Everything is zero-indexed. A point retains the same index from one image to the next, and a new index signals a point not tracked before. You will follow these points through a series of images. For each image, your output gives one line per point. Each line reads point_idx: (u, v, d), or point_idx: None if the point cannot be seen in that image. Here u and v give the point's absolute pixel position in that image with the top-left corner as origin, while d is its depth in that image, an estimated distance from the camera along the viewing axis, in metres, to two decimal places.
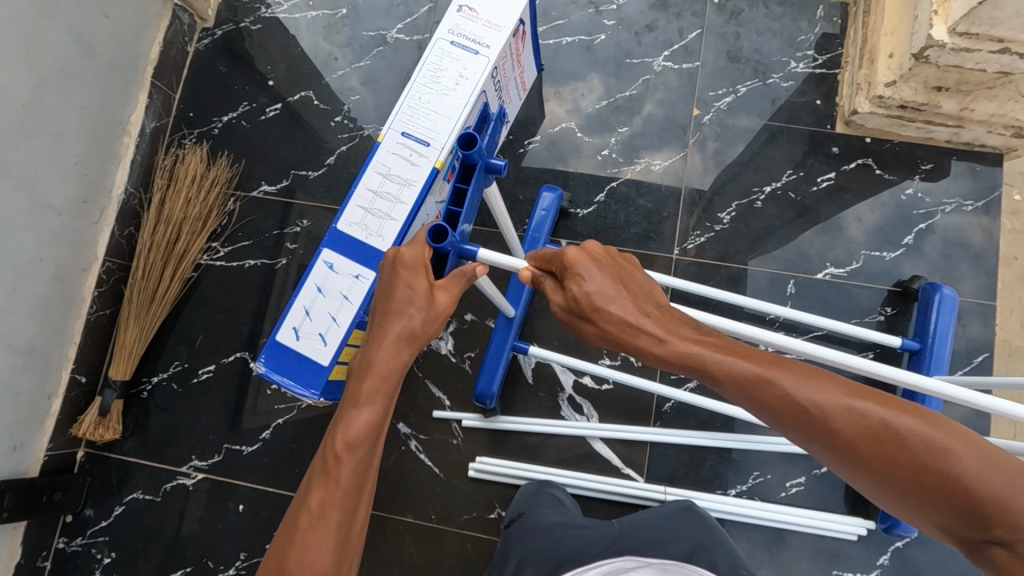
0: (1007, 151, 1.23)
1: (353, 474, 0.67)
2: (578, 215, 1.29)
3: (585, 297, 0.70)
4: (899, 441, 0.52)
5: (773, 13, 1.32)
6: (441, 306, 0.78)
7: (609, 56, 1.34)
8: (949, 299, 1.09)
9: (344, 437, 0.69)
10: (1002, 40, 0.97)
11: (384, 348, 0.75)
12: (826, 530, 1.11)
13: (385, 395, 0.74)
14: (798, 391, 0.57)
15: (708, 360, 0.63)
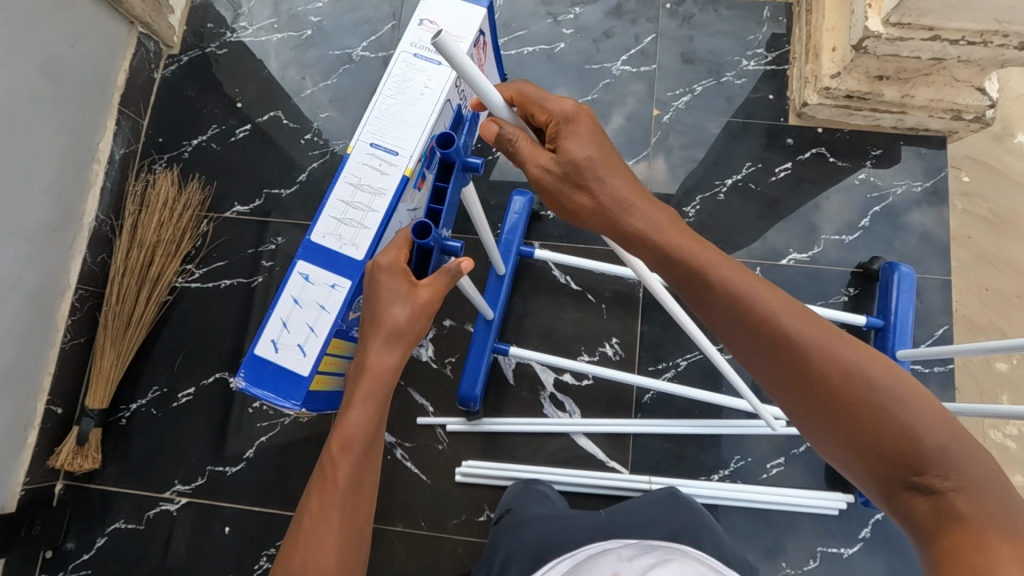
0: (950, 134, 1.30)
1: (348, 475, 0.70)
2: (549, 217, 1.32)
3: (566, 160, 0.70)
4: (865, 382, 0.57)
5: (723, 16, 1.38)
6: (425, 301, 0.78)
7: (569, 63, 1.39)
8: (907, 277, 1.14)
9: (337, 444, 0.72)
10: (932, 28, 1.03)
11: (376, 349, 0.77)
12: (808, 507, 1.13)
13: (377, 398, 0.76)
14: (787, 322, 0.61)
15: (703, 271, 0.66)
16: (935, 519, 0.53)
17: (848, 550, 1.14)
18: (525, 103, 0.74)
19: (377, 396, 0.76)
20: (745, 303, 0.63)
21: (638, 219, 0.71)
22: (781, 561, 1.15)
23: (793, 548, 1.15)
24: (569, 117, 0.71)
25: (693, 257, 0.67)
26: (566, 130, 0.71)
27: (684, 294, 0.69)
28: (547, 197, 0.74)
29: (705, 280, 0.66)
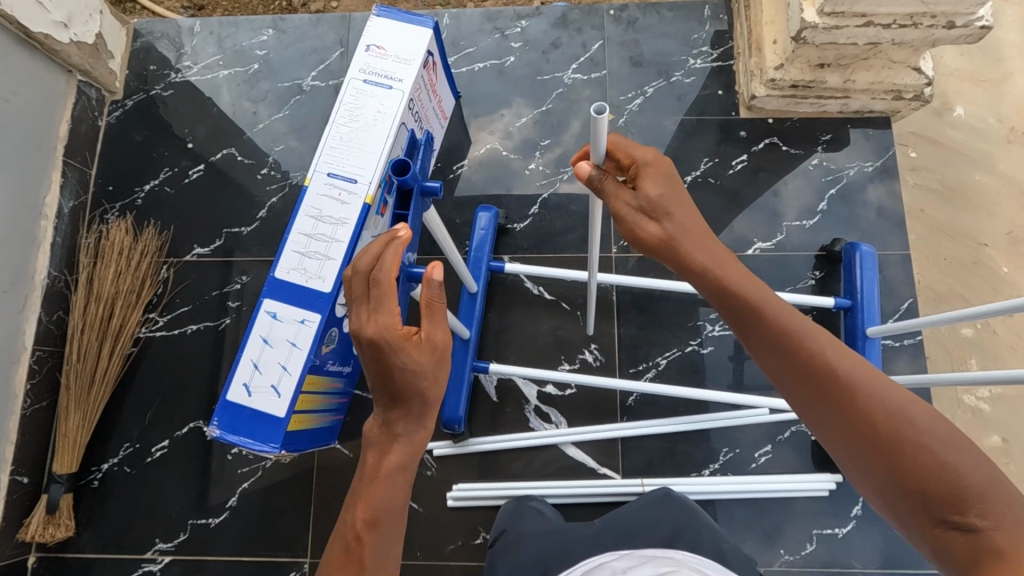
0: (893, 114, 1.34)
1: (377, 559, 0.61)
2: (516, 230, 1.32)
3: (646, 199, 0.71)
4: (902, 421, 0.57)
5: (666, 18, 1.41)
6: (437, 366, 0.68)
7: (521, 75, 1.40)
8: (869, 256, 1.17)
9: (357, 536, 0.62)
10: (864, 15, 1.07)
11: (399, 424, 0.67)
12: (798, 491, 1.15)
13: (400, 484, 0.66)
14: (828, 351, 0.62)
15: (747, 296, 0.68)
16: (971, 557, 0.52)
17: (842, 529, 1.15)
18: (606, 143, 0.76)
19: (399, 482, 0.66)
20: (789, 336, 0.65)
21: (701, 253, 0.70)
22: (779, 548, 1.15)
23: (790, 533, 1.16)
24: (654, 160, 0.72)
25: (739, 285, 0.69)
26: (644, 168, 0.72)
27: (729, 320, 0.71)
28: (625, 233, 0.74)
29: (753, 312, 0.67)
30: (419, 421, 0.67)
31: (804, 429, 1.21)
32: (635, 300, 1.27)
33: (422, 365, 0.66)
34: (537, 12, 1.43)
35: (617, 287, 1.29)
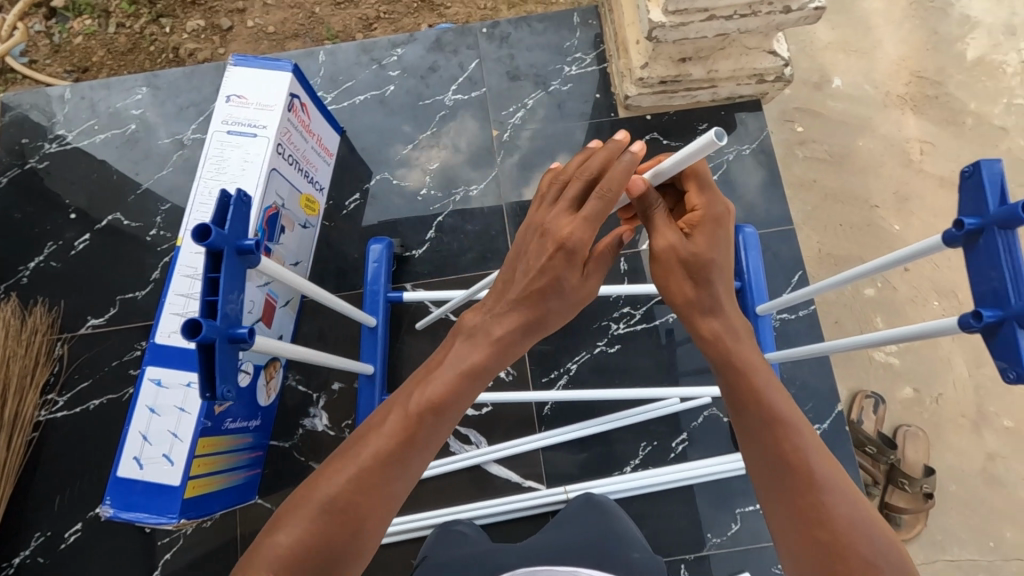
0: (761, 96, 1.38)
1: (415, 458, 0.73)
2: (415, 257, 1.33)
3: (693, 247, 0.79)
4: (863, 539, 0.65)
5: (536, 30, 1.44)
6: (587, 293, 0.82)
7: (402, 103, 1.41)
8: (752, 237, 1.22)
9: (398, 440, 0.72)
10: (706, 9, 1.11)
11: (477, 356, 0.79)
12: (715, 474, 1.18)
13: (447, 420, 0.76)
14: (814, 451, 0.71)
15: (757, 383, 0.75)
16: None
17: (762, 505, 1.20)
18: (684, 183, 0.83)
19: (449, 418, 0.77)
20: (785, 428, 0.72)
21: (718, 324, 0.79)
22: (707, 533, 1.19)
23: (714, 516, 1.19)
24: (718, 216, 0.80)
25: (751, 362, 0.77)
26: (708, 220, 0.80)
27: (731, 404, 0.77)
28: (656, 267, 0.80)
29: (759, 397, 0.74)
30: (497, 355, 0.80)
31: (715, 412, 1.24)
32: None
33: (571, 290, 0.80)
34: (411, 38, 1.44)
35: None
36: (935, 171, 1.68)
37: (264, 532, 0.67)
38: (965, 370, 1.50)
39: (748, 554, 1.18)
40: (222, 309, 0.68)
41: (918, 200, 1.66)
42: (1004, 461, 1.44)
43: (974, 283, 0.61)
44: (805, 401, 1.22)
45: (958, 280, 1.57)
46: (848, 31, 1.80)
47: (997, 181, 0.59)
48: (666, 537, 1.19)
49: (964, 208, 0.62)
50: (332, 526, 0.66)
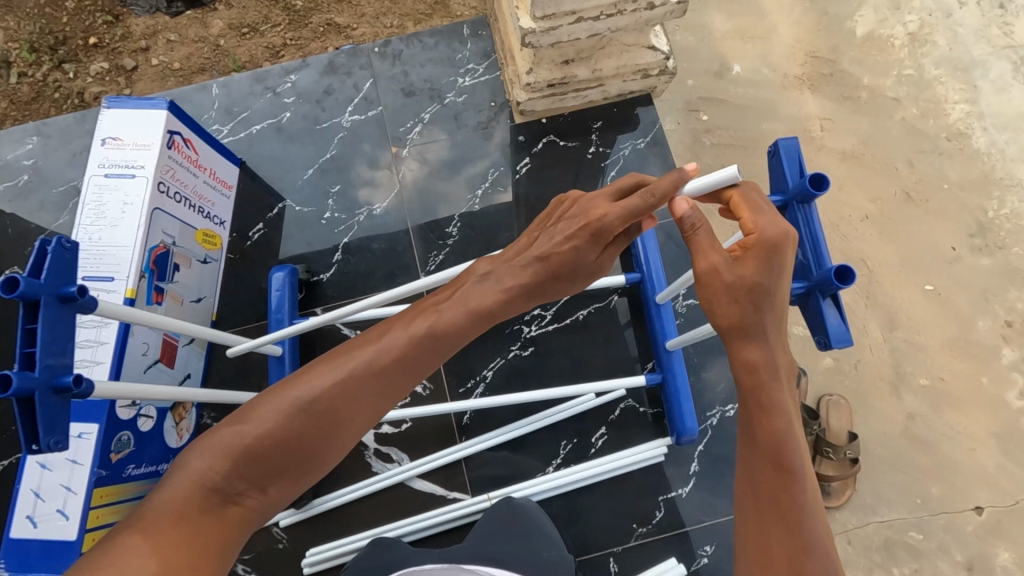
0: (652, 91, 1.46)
1: (387, 391, 0.81)
2: (324, 281, 1.33)
3: (742, 276, 0.76)
4: (793, 529, 0.72)
5: (428, 44, 1.46)
6: (603, 265, 0.88)
7: (299, 129, 1.42)
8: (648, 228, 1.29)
9: (351, 389, 0.78)
10: (573, 11, 1.13)
11: (448, 322, 0.83)
12: (634, 463, 1.21)
13: (404, 378, 0.82)
14: (793, 467, 0.75)
15: (763, 398, 0.78)
16: None
17: (684, 489, 1.23)
18: (738, 207, 0.80)
19: (408, 376, 0.82)
20: (790, 474, 0.75)
21: (761, 352, 0.78)
22: (632, 523, 1.20)
23: (638, 506, 1.21)
24: (772, 244, 0.76)
25: (762, 375, 0.78)
26: (765, 247, 0.76)
27: (747, 430, 0.80)
28: (700, 291, 0.79)
29: (776, 437, 0.76)
30: (470, 323, 0.84)
31: (631, 403, 1.27)
32: None
33: (576, 261, 0.85)
34: (303, 64, 1.45)
35: None
36: (838, 146, 1.69)
37: (217, 428, 0.76)
38: (880, 335, 1.53)
39: (673, 540, 1.20)
40: (39, 360, 0.66)
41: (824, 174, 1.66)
42: (924, 419, 1.47)
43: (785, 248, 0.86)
44: (718, 382, 1.30)
45: (868, 249, 1.60)
46: (744, 19, 1.80)
47: (792, 159, 0.87)
48: (594, 532, 1.20)
49: (775, 183, 0.89)
50: (272, 445, 0.75)
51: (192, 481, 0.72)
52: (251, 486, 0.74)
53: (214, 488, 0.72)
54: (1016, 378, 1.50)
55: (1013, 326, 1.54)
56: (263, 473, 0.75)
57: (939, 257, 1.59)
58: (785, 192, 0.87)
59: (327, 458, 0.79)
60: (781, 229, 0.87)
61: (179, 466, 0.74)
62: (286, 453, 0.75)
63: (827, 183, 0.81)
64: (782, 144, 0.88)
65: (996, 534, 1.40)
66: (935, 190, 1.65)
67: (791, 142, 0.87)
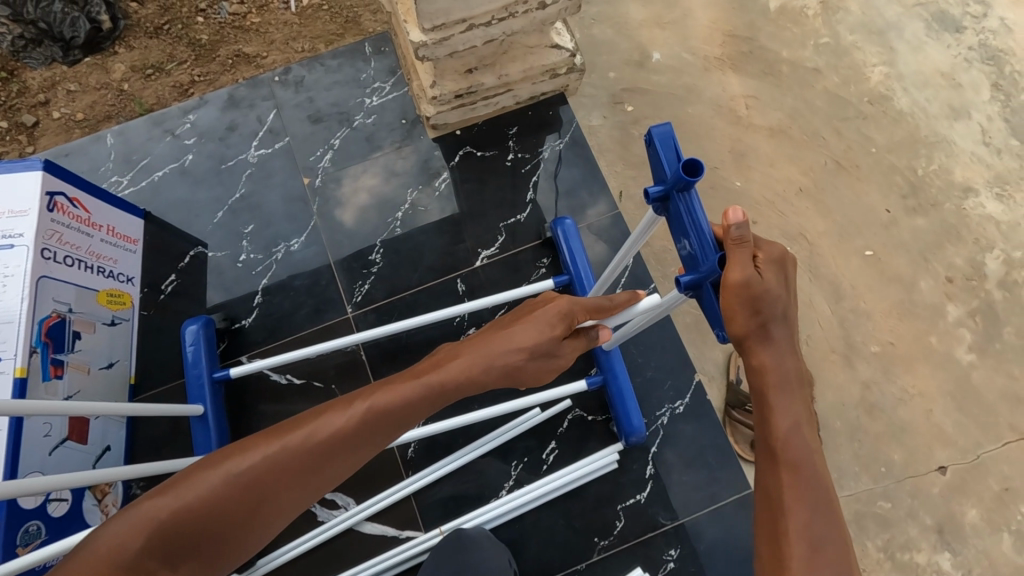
0: (566, 89, 1.46)
1: (332, 467, 0.72)
2: (247, 326, 1.27)
3: (768, 284, 0.72)
4: (806, 523, 0.69)
5: (331, 67, 1.43)
6: (559, 359, 0.83)
7: (204, 170, 1.36)
8: (570, 228, 1.27)
9: (292, 463, 0.69)
10: (463, 20, 1.09)
11: (405, 394, 0.75)
12: (588, 474, 1.17)
13: (353, 453, 0.73)
14: (805, 468, 0.72)
15: (769, 400, 0.74)
16: None
17: (641, 495, 1.20)
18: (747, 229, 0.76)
19: (358, 450, 0.73)
20: (799, 465, 0.72)
21: (770, 354, 0.74)
22: (593, 537, 1.17)
23: (596, 519, 1.18)
24: (780, 256, 0.75)
25: (772, 381, 0.74)
26: (774, 263, 0.74)
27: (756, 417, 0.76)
28: (727, 302, 0.72)
29: (782, 429, 0.73)
30: (427, 399, 0.76)
31: (578, 413, 1.24)
32: (383, 351, 1.26)
33: (533, 343, 0.79)
34: (202, 103, 1.41)
35: (365, 345, 1.27)
36: (765, 122, 1.60)
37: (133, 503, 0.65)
38: (827, 308, 1.48)
39: (637, 549, 1.17)
40: None
41: (754, 153, 1.57)
42: (879, 386, 1.43)
43: (677, 239, 0.82)
44: (664, 380, 1.27)
45: (805, 221, 1.54)
46: (659, 5, 1.66)
47: (667, 146, 0.79)
48: (554, 551, 1.16)
49: (656, 172, 0.82)
50: (197, 521, 0.64)
51: (94, 562, 0.60)
52: (163, 568, 0.62)
53: (119, 570, 0.59)
54: (963, 334, 1.47)
55: (956, 282, 1.50)
56: (178, 554, 0.63)
57: (875, 222, 1.54)
58: (664, 180, 0.80)
59: (255, 537, 0.69)
60: (670, 219, 0.82)
61: (83, 545, 0.62)
62: (212, 530, 0.65)
63: (703, 167, 0.75)
64: (654, 132, 0.81)
65: (961, 492, 1.37)
66: (864, 155, 1.59)
67: (663, 128, 0.80)
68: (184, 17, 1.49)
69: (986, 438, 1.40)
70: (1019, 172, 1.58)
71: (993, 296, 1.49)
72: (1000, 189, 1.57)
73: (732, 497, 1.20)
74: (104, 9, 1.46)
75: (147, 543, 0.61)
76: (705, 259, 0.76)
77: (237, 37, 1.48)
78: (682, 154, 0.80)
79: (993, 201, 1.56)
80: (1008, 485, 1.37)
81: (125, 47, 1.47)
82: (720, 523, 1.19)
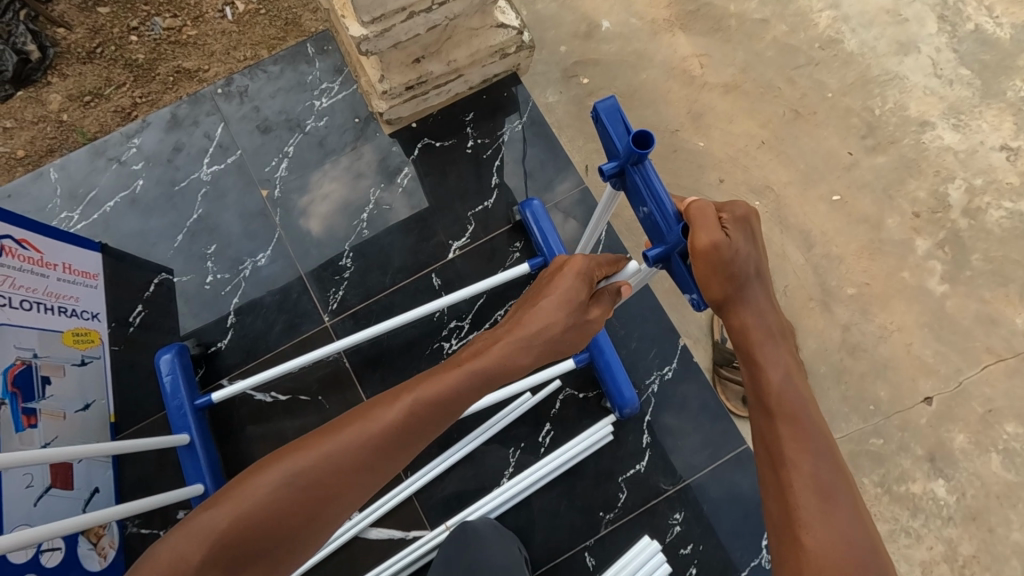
0: (518, 69, 1.44)
1: (385, 460, 0.71)
2: (223, 349, 1.24)
3: (735, 245, 0.73)
4: (810, 467, 0.68)
5: (274, 74, 1.39)
6: (588, 324, 0.85)
7: (156, 195, 1.32)
8: (538, 208, 1.25)
9: (348, 461, 0.68)
10: (402, 9, 1.06)
11: (451, 384, 0.75)
12: (584, 450, 1.17)
13: (408, 443, 0.72)
14: (802, 418, 0.71)
15: (757, 355, 0.76)
16: None
17: (641, 464, 1.21)
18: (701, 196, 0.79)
19: (413, 441, 0.73)
20: (792, 413, 0.72)
21: (749, 313, 0.76)
22: (598, 512, 1.18)
23: (599, 494, 1.19)
24: (742, 214, 0.77)
25: (757, 336, 0.76)
26: (740, 222, 0.76)
27: (746, 374, 0.77)
28: (698, 269, 0.72)
29: (771, 380, 0.74)
30: (473, 387, 0.76)
31: (568, 393, 1.24)
32: (365, 355, 1.25)
33: (564, 316, 0.82)
34: (144, 125, 1.36)
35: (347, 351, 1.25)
36: (719, 80, 1.59)
37: (194, 513, 0.65)
38: (799, 256, 1.49)
39: (642, 518, 1.18)
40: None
41: (711, 112, 1.57)
42: (858, 327, 1.45)
43: (636, 210, 0.82)
44: (651, 349, 1.27)
45: (769, 174, 1.55)
46: None
47: (615, 120, 0.80)
48: (562, 531, 1.17)
49: (608, 149, 0.82)
50: (258, 527, 0.64)
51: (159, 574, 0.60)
52: None
53: None
54: (934, 265, 1.49)
55: (922, 216, 1.53)
56: (239, 561, 0.63)
57: (837, 165, 1.55)
58: (617, 156, 0.80)
59: (314, 539, 0.68)
60: (628, 193, 0.83)
61: (152, 554, 0.63)
62: (271, 537, 0.64)
63: (653, 138, 0.76)
64: (600, 108, 0.81)
65: (948, 419, 1.40)
66: (819, 100, 1.60)
67: (608, 103, 0.80)
68: (116, 38, 1.43)
69: (966, 364, 1.43)
70: (972, 100, 1.60)
71: (959, 225, 1.52)
72: (955, 119, 1.59)
73: (730, 454, 1.22)
74: (30, 39, 1.39)
75: (208, 554, 0.61)
76: (670, 231, 0.77)
77: (175, 53, 1.42)
78: (631, 128, 0.80)
79: (950, 131, 1.58)
80: (992, 407, 1.41)
81: (58, 76, 1.41)
82: (720, 481, 1.20)
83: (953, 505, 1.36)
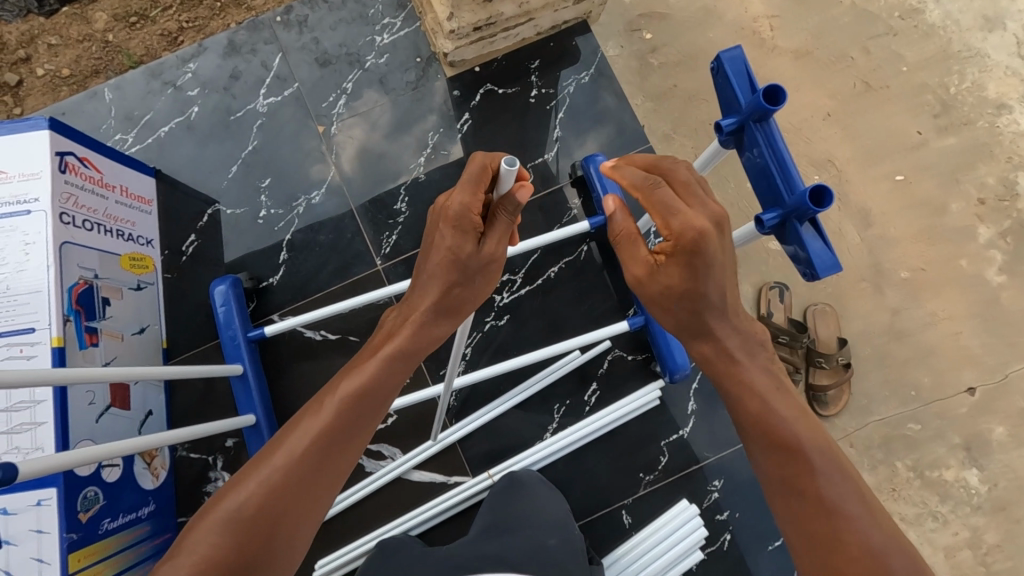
0: (587, 17, 1.38)
1: (330, 465, 0.68)
2: (275, 284, 1.24)
3: (664, 280, 0.72)
4: (817, 492, 0.66)
5: (335, 5, 1.33)
6: (492, 262, 0.73)
7: (211, 124, 1.30)
8: (603, 164, 1.22)
9: (288, 479, 0.65)
10: None
11: (370, 373, 0.73)
12: (630, 412, 1.17)
13: (347, 439, 0.70)
14: (791, 442, 0.69)
15: (728, 384, 0.74)
16: None
17: (684, 430, 1.21)
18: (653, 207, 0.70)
19: (351, 436, 0.71)
20: (781, 439, 0.69)
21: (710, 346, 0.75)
22: (639, 473, 1.19)
23: (641, 455, 1.20)
24: (693, 239, 0.68)
25: (723, 366, 0.75)
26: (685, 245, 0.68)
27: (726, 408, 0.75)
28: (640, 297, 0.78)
29: (750, 410, 0.72)
30: (393, 372, 0.75)
31: (617, 355, 1.23)
32: None
33: (461, 264, 0.72)
34: (200, 50, 1.32)
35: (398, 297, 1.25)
36: (789, 45, 1.52)
37: None
38: (856, 235, 1.46)
39: (682, 482, 1.19)
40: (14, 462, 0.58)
41: (777, 79, 1.51)
42: (908, 312, 1.43)
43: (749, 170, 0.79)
44: None
45: (832, 148, 1.49)
46: None
47: (740, 74, 0.78)
48: (602, 488, 1.19)
49: (726, 104, 0.80)
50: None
51: None
52: None
53: None
54: (994, 255, 1.45)
55: (987, 203, 1.48)
56: None
57: (904, 144, 1.49)
58: (738, 110, 0.77)
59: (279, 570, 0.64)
60: (741, 152, 0.80)
61: None
62: None
63: (783, 92, 0.73)
64: (724, 59, 0.79)
65: (989, 411, 1.39)
66: (891, 74, 1.52)
67: (734, 56, 0.78)
68: None
69: (1014, 357, 1.41)
70: None
71: None
72: None
73: None
74: None
75: None
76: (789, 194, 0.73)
77: None
78: (756, 84, 0.78)
79: None
80: None
81: None
82: None
83: (983, 495, 1.36)
